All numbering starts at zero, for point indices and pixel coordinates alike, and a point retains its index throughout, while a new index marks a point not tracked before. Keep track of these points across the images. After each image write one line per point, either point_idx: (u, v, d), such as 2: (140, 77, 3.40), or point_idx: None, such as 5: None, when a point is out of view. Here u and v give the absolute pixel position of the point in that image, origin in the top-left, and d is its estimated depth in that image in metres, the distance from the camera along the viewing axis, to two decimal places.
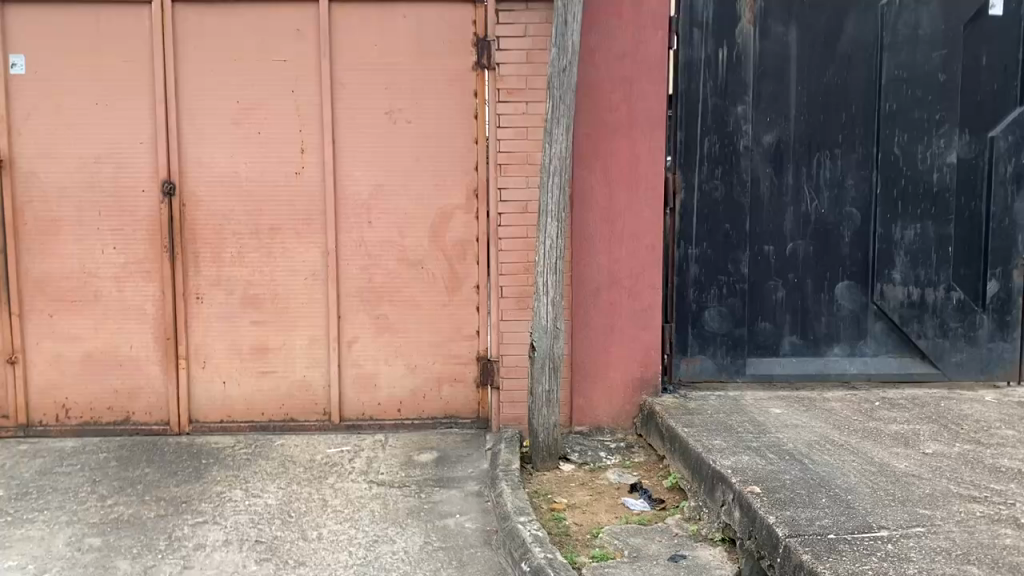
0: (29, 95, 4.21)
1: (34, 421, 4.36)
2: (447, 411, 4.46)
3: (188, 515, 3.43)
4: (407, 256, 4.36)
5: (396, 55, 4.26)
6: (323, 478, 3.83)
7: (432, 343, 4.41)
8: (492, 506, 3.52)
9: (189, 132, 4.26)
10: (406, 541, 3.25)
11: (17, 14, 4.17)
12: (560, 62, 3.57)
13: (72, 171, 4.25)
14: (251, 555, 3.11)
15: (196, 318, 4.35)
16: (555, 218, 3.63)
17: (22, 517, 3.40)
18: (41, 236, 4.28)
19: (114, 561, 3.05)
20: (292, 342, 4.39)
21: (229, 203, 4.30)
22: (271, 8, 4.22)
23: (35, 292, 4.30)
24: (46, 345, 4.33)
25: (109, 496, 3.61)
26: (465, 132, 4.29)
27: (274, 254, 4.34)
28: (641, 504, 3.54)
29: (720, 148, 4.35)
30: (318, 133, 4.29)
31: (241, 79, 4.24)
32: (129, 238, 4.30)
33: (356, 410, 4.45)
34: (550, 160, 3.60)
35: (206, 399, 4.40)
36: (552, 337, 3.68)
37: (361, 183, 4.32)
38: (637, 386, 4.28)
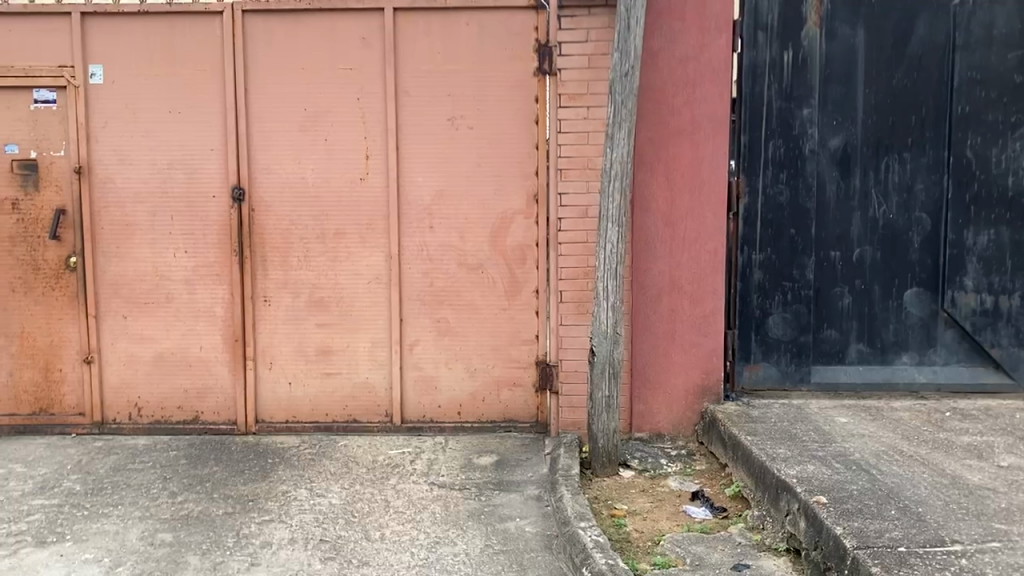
0: (108, 105, 4.36)
1: (108, 419, 4.51)
2: (506, 415, 4.47)
3: (255, 513, 3.50)
4: (468, 261, 4.39)
5: (459, 63, 4.30)
6: (385, 479, 3.88)
7: (492, 347, 4.43)
8: (553, 511, 3.52)
9: (258, 139, 4.36)
10: (468, 543, 3.27)
11: (96, 26, 4.32)
12: (622, 67, 3.56)
13: (146, 177, 4.39)
14: (316, 553, 3.16)
15: (263, 320, 4.46)
16: (617, 223, 3.62)
17: (99, 511, 3.52)
18: (116, 239, 4.42)
19: (185, 557, 3.13)
20: (355, 344, 4.46)
21: (296, 208, 4.39)
22: (338, 18, 4.30)
23: (111, 293, 4.45)
24: (121, 346, 4.47)
25: (179, 494, 3.71)
26: (526, 137, 4.31)
27: (338, 259, 4.42)
28: (703, 512, 3.50)
29: (785, 152, 4.28)
30: (382, 139, 4.35)
31: (308, 87, 4.33)
32: (200, 242, 4.42)
33: (417, 412, 4.49)
34: (612, 165, 3.61)
35: (272, 400, 4.49)
36: (612, 342, 3.67)
37: (423, 188, 4.37)
38: (699, 393, 4.24)
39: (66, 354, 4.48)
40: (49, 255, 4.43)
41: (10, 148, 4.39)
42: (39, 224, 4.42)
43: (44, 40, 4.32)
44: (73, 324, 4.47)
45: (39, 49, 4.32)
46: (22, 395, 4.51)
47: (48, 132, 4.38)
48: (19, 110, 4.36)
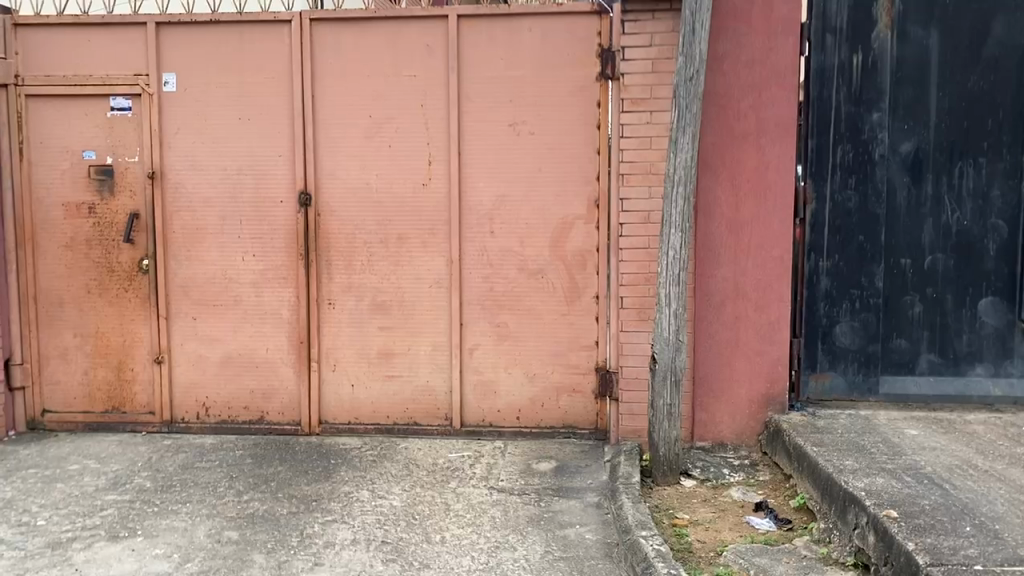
0: (181, 112, 4.48)
1: (177, 417, 4.63)
2: (566, 421, 4.46)
3: (318, 513, 3.55)
4: (529, 266, 4.39)
5: (522, 69, 4.31)
6: (446, 483, 3.89)
7: (552, 353, 4.41)
8: (614, 518, 3.49)
9: (324, 145, 4.44)
10: (528, 549, 3.26)
11: (171, 37, 4.45)
12: (687, 71, 3.53)
13: (216, 182, 4.50)
14: (378, 554, 3.19)
15: (327, 323, 4.52)
16: (680, 229, 3.59)
17: (169, 508, 3.61)
18: (187, 243, 4.54)
19: (251, 554, 3.19)
20: (416, 348, 4.49)
21: (360, 213, 4.45)
22: (403, 25, 4.35)
23: (181, 295, 4.57)
24: (190, 346, 4.58)
25: (245, 492, 3.78)
26: (588, 143, 4.30)
27: (400, 263, 4.46)
28: (767, 524, 3.44)
29: (854, 157, 4.19)
30: (445, 145, 4.38)
31: (373, 94, 4.39)
32: (267, 246, 4.50)
33: (476, 416, 4.51)
34: (675, 170, 3.57)
35: (335, 401, 4.56)
36: (674, 349, 3.63)
37: (484, 194, 4.39)
38: (763, 402, 4.16)
39: (138, 354, 4.61)
40: (123, 257, 4.57)
41: (88, 153, 4.53)
42: (114, 228, 4.56)
43: (122, 50, 4.46)
44: (145, 324, 4.59)
45: (116, 58, 4.47)
46: (96, 393, 4.65)
47: (123, 138, 4.51)
48: (97, 117, 4.51)
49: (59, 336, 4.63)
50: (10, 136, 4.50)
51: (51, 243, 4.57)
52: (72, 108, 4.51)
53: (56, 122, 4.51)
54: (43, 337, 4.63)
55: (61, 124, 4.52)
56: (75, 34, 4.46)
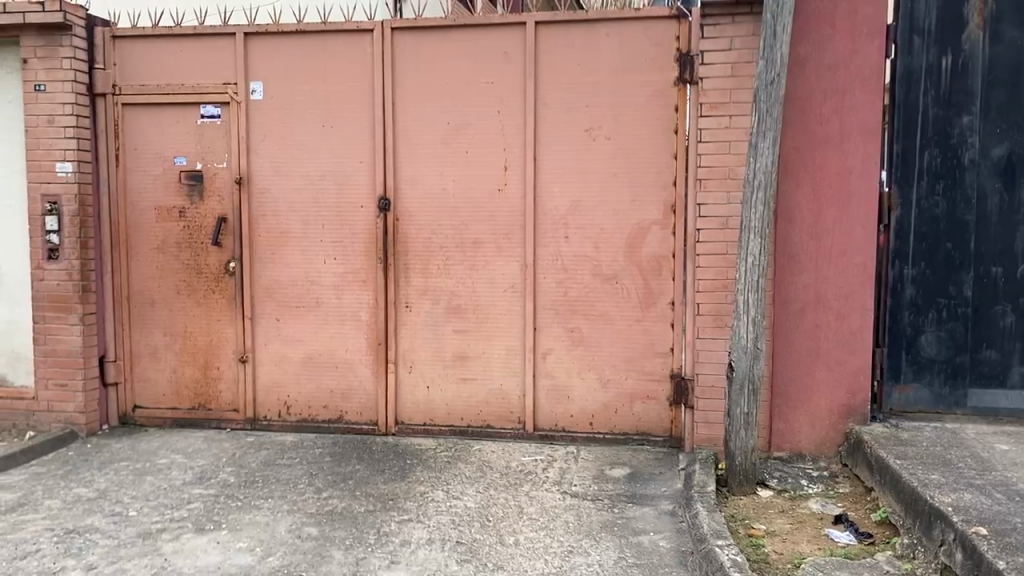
0: (267, 120, 4.62)
1: (259, 415, 4.77)
2: (639, 427, 4.43)
3: (394, 512, 3.61)
4: (603, 271, 4.39)
5: (598, 74, 4.32)
6: (519, 486, 3.92)
7: (626, 358, 4.40)
8: (688, 527, 3.45)
9: (403, 151, 4.52)
10: (601, 554, 3.26)
11: (258, 46, 4.60)
12: (767, 75, 3.48)
13: (299, 188, 4.63)
14: (453, 554, 3.23)
15: (405, 325, 4.60)
16: (759, 234, 3.54)
17: (252, 503, 3.73)
18: (271, 246, 4.68)
19: (330, 550, 3.26)
20: (490, 351, 4.54)
21: (437, 218, 4.52)
22: (481, 33, 4.41)
23: (265, 297, 4.71)
24: (273, 347, 4.72)
25: (324, 489, 3.87)
26: (665, 148, 4.28)
27: (476, 267, 4.51)
28: (847, 537, 3.35)
29: (942, 162, 4.06)
30: (521, 150, 4.42)
31: (452, 101, 4.46)
32: (347, 250, 4.61)
33: (549, 421, 4.52)
34: (755, 175, 3.53)
35: (411, 402, 4.63)
36: (752, 357, 3.59)
37: (559, 199, 4.40)
38: (844, 413, 4.07)
39: (224, 353, 4.77)
40: (210, 260, 4.73)
41: (179, 160, 4.71)
42: (203, 231, 4.72)
43: (212, 60, 4.63)
44: (231, 325, 4.75)
45: (206, 68, 4.64)
46: (184, 391, 4.83)
47: (212, 145, 4.67)
48: (188, 125, 4.69)
49: (150, 335, 4.82)
50: (107, 143, 4.71)
51: (143, 246, 4.77)
52: (166, 116, 4.69)
53: (150, 130, 4.71)
54: (134, 335, 4.83)
55: (155, 131, 4.71)
56: (169, 44, 4.65)
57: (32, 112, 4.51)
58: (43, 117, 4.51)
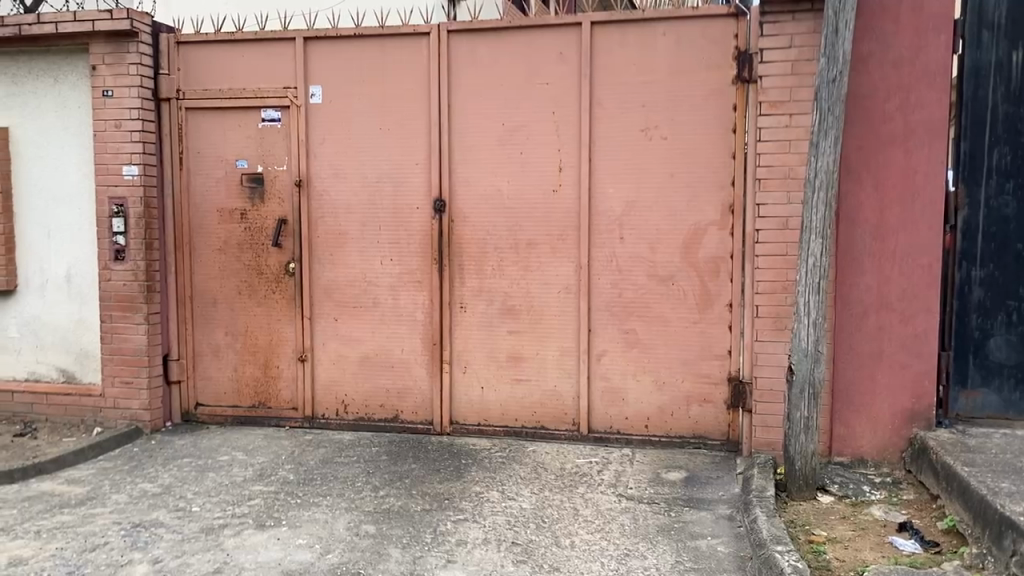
0: (325, 123, 4.69)
1: (318, 414, 4.84)
2: (696, 430, 4.38)
3: (450, 512, 3.63)
4: (659, 273, 4.35)
5: (655, 73, 4.28)
6: (574, 487, 3.91)
7: (683, 360, 4.35)
8: (747, 532, 3.40)
9: (458, 152, 4.54)
10: (658, 558, 3.23)
11: (317, 51, 4.67)
12: (829, 72, 3.41)
13: (357, 190, 4.68)
14: (509, 555, 3.23)
15: (460, 326, 4.63)
16: (820, 235, 3.48)
17: (311, 500, 3.78)
18: (329, 248, 4.74)
19: (387, 548, 3.29)
20: (544, 352, 4.53)
21: (492, 219, 4.53)
22: (537, 34, 4.41)
23: (324, 297, 4.77)
24: (331, 346, 4.79)
25: (381, 488, 3.91)
26: (723, 148, 4.23)
27: (530, 268, 4.51)
28: (913, 545, 3.25)
29: (1012, 160, 3.92)
30: (576, 151, 4.40)
31: (507, 103, 4.47)
32: (403, 251, 4.65)
33: (604, 422, 4.50)
34: (816, 174, 3.46)
35: (466, 402, 4.66)
36: (812, 360, 3.52)
37: (615, 200, 4.38)
38: (907, 418, 3.97)
39: (283, 352, 4.85)
40: (270, 260, 4.81)
41: (239, 163, 4.80)
42: (263, 232, 4.81)
43: (272, 65, 4.71)
44: (290, 324, 4.82)
45: (267, 73, 4.72)
46: (244, 389, 4.92)
47: (272, 148, 4.76)
48: (249, 128, 4.78)
49: (211, 335, 4.92)
50: (172, 147, 4.83)
51: (205, 246, 4.87)
52: (227, 120, 4.79)
53: (212, 133, 4.81)
54: (197, 335, 4.93)
55: (217, 135, 4.81)
56: (230, 50, 4.75)
57: (100, 118, 4.64)
58: (110, 122, 4.64)
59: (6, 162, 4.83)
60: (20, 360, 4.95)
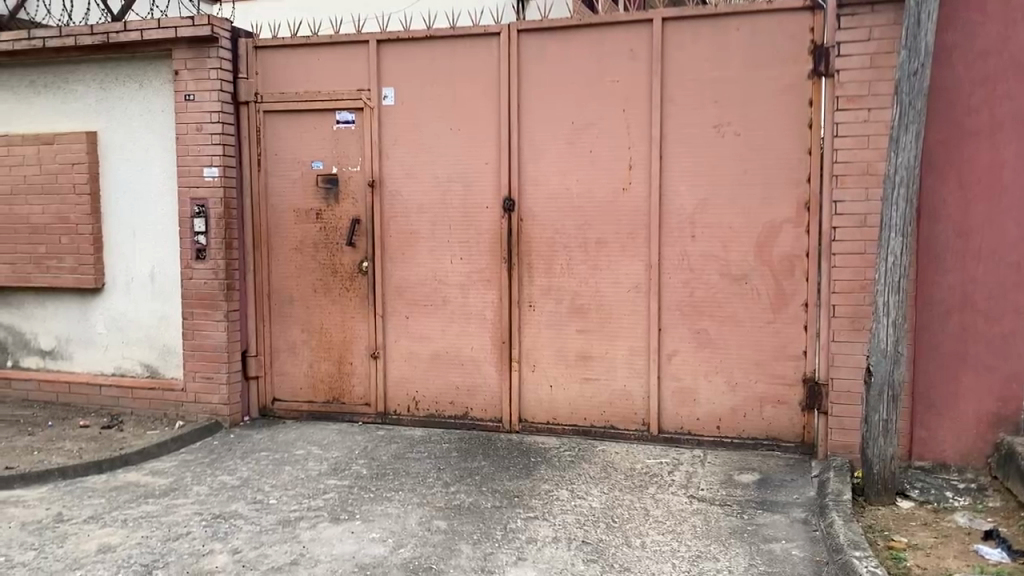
0: (396, 124, 4.76)
1: (390, 409, 4.92)
2: (769, 432, 4.30)
3: (520, 509, 3.65)
4: (731, 271, 4.28)
5: (727, 69, 4.22)
6: (644, 488, 3.88)
7: (756, 361, 4.28)
8: (822, 536, 3.32)
9: (528, 151, 4.56)
10: (731, 560, 3.18)
11: (389, 52, 4.74)
12: (911, 65, 3.31)
13: (428, 190, 4.74)
14: (579, 554, 3.23)
15: (528, 324, 4.64)
16: (900, 232, 3.38)
17: (383, 495, 3.84)
18: (401, 247, 4.81)
19: (459, 544, 3.32)
20: (614, 352, 4.51)
21: (562, 218, 4.53)
22: (607, 31, 4.39)
23: (395, 295, 4.84)
24: (402, 344, 4.86)
25: (452, 484, 3.95)
26: (799, 143, 4.14)
27: (600, 266, 4.49)
28: (999, 554, 3.13)
29: None
30: (647, 149, 4.37)
31: (577, 101, 4.46)
32: (473, 250, 4.69)
33: (674, 423, 4.45)
34: (896, 170, 3.37)
35: (535, 401, 4.67)
36: (892, 361, 3.42)
37: (686, 197, 4.33)
38: (994, 422, 3.83)
39: (356, 349, 4.94)
40: (344, 259, 4.91)
41: (315, 164, 4.91)
42: (337, 232, 4.90)
43: (346, 68, 4.81)
44: (363, 322, 4.91)
45: (341, 75, 4.82)
46: (319, 385, 5.03)
47: (347, 150, 4.85)
48: (323, 130, 4.88)
49: (288, 332, 5.04)
50: (250, 148, 4.97)
51: (282, 246, 4.99)
52: (302, 122, 4.90)
53: (288, 135, 4.93)
54: (274, 332, 5.06)
55: (292, 137, 4.92)
56: (305, 54, 4.86)
57: (182, 121, 4.80)
58: (192, 126, 4.79)
59: (95, 165, 5.03)
60: (108, 355, 5.16)
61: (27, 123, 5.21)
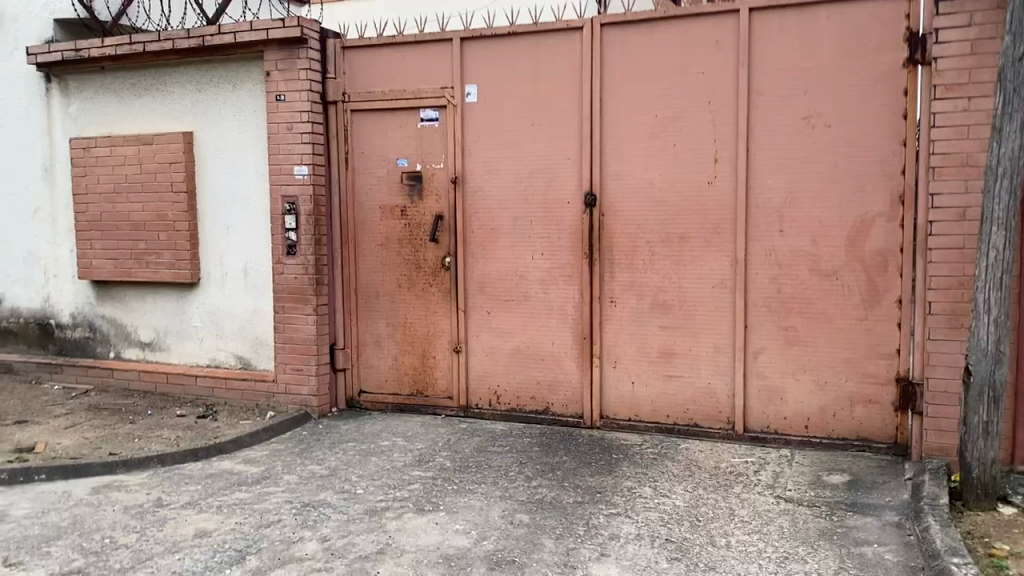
0: (479, 120, 4.79)
1: (472, 403, 4.97)
2: (860, 432, 4.18)
3: (603, 505, 3.64)
4: (821, 267, 4.18)
5: (818, 58, 4.11)
6: (729, 487, 3.82)
7: (846, 359, 4.16)
8: (917, 541, 3.21)
9: (611, 146, 4.53)
10: (820, 563, 3.10)
11: (473, 50, 4.78)
12: (1016, 51, 3.16)
13: (510, 185, 4.76)
14: (663, 552, 3.20)
15: (610, 320, 4.62)
16: (1004, 226, 3.23)
17: (466, 487, 3.89)
18: (483, 242, 4.84)
19: (541, 538, 3.34)
20: (698, 348, 4.45)
21: (645, 213, 4.49)
22: (692, 23, 4.33)
23: (477, 290, 4.89)
24: (483, 338, 4.90)
25: (533, 478, 3.97)
26: (893, 134, 4.00)
27: (684, 262, 4.44)
28: None
29: None
30: (733, 142, 4.29)
31: (661, 94, 4.41)
32: (555, 246, 4.69)
33: (760, 422, 4.37)
34: (999, 161, 3.22)
35: (616, 397, 4.65)
36: (993, 360, 3.28)
37: (773, 191, 4.24)
38: None
39: (440, 343, 5.01)
40: (428, 255, 4.97)
41: (400, 161, 4.99)
42: (421, 228, 4.98)
43: (431, 66, 4.87)
44: (446, 316, 4.97)
45: (425, 73, 4.89)
46: (404, 378, 5.12)
47: (431, 147, 4.91)
48: (408, 128, 4.95)
49: (374, 325, 5.14)
50: (338, 147, 5.08)
51: (368, 242, 5.10)
52: (388, 120, 4.99)
53: (374, 133, 5.02)
54: (361, 325, 5.17)
55: (378, 134, 5.02)
56: (392, 53, 4.95)
57: (274, 121, 4.95)
58: (283, 125, 4.93)
59: (191, 164, 5.23)
60: (203, 347, 5.37)
61: (129, 124, 5.45)
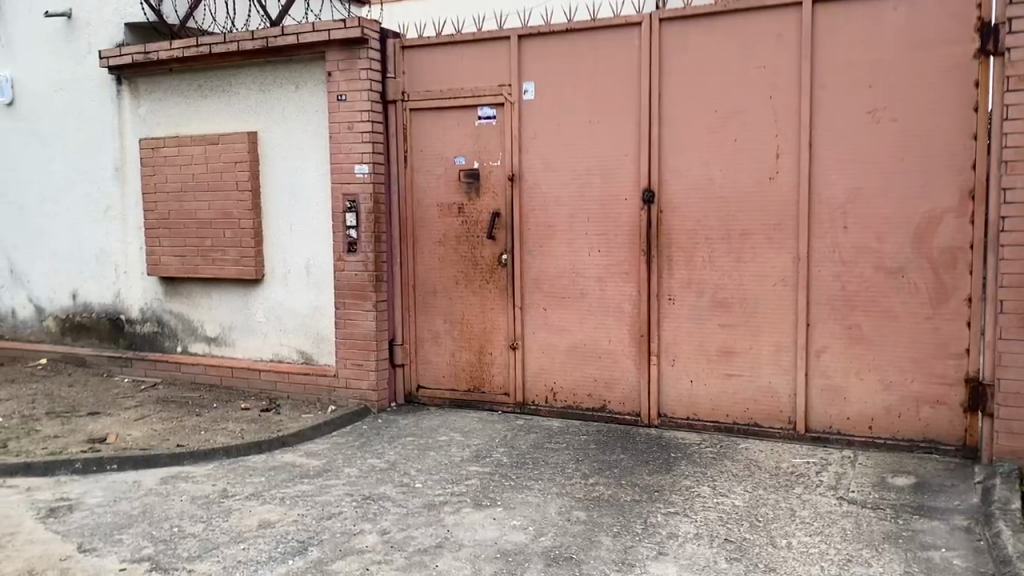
0: (537, 118, 4.80)
1: (529, 400, 4.99)
2: (926, 434, 4.07)
3: (661, 504, 3.62)
4: (886, 264, 4.08)
5: (884, 51, 4.01)
6: (790, 487, 3.76)
7: (912, 359, 4.06)
8: (987, 547, 3.11)
9: (669, 142, 4.49)
10: (884, 566, 3.04)
11: (531, 47, 4.79)
12: None
13: (567, 182, 4.75)
14: (722, 552, 3.17)
15: (668, 318, 4.59)
16: None
17: (523, 483, 3.90)
18: (540, 239, 4.85)
19: (598, 536, 3.34)
20: (758, 347, 4.39)
21: (704, 210, 4.45)
22: (754, 17, 4.27)
23: (534, 287, 4.90)
24: (540, 335, 4.91)
25: (590, 475, 3.97)
26: (963, 128, 3.89)
27: (744, 259, 4.38)
28: None
29: None
30: (795, 137, 4.22)
31: (721, 89, 4.35)
32: (612, 243, 4.67)
33: (822, 422, 4.29)
34: None
35: (674, 396, 4.61)
36: None
37: (837, 187, 4.15)
38: None
39: (496, 339, 5.03)
40: (485, 252, 5.00)
41: (458, 159, 5.02)
42: (479, 225, 5.01)
43: (489, 64, 4.89)
44: (502, 313, 5.00)
45: (484, 71, 4.91)
46: (461, 374, 5.16)
47: (488, 144, 4.94)
48: (466, 126, 4.99)
49: (433, 322, 5.20)
50: (397, 145, 5.14)
51: (426, 238, 5.15)
52: (446, 118, 5.03)
53: (432, 131, 5.07)
54: (420, 321, 5.23)
55: (437, 133, 5.06)
56: (450, 51, 4.98)
57: (335, 120, 5.03)
58: (344, 125, 5.01)
59: (256, 163, 5.35)
60: (266, 342, 5.49)
61: (196, 124, 5.59)
